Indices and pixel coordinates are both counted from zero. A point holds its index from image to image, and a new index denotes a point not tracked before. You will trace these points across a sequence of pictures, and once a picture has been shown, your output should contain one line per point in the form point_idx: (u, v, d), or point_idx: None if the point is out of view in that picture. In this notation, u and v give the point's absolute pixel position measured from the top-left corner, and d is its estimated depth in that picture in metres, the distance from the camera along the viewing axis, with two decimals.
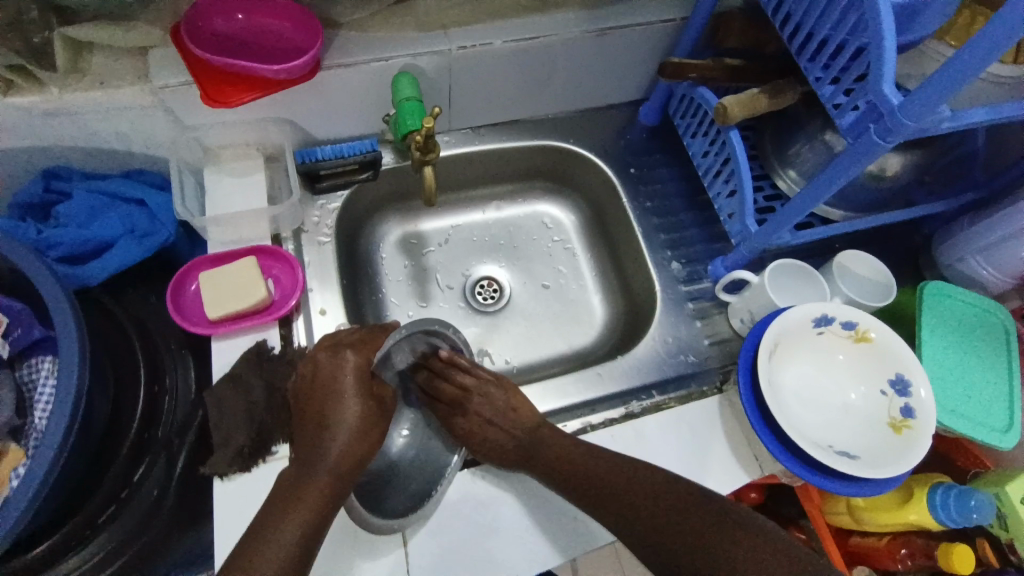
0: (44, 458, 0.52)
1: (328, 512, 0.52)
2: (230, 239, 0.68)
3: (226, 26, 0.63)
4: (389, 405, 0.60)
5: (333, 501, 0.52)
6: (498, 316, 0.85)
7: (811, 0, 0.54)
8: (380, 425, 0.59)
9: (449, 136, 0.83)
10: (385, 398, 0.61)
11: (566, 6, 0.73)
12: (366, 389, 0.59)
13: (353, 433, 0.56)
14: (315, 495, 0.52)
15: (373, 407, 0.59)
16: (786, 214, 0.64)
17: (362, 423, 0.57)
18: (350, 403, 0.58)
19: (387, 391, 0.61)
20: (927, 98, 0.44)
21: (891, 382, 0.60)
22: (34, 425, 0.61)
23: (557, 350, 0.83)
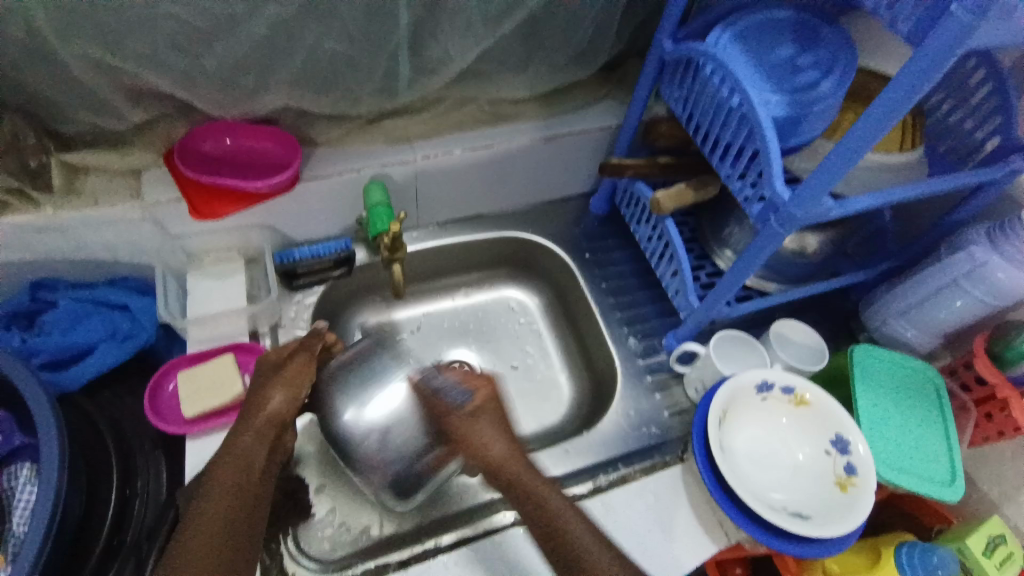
0: (25, 560, 0.54)
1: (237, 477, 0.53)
2: (209, 337, 0.72)
3: (215, 147, 0.70)
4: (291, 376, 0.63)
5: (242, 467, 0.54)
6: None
7: (713, 114, 0.65)
8: (276, 397, 0.61)
9: (417, 232, 0.91)
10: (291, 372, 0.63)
11: (518, 119, 0.84)
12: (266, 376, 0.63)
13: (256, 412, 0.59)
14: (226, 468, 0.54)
15: (289, 371, 0.63)
16: (721, 289, 0.72)
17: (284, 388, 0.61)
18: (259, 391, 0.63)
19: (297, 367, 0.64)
20: (810, 192, 0.53)
21: (833, 441, 0.65)
22: (12, 532, 0.62)
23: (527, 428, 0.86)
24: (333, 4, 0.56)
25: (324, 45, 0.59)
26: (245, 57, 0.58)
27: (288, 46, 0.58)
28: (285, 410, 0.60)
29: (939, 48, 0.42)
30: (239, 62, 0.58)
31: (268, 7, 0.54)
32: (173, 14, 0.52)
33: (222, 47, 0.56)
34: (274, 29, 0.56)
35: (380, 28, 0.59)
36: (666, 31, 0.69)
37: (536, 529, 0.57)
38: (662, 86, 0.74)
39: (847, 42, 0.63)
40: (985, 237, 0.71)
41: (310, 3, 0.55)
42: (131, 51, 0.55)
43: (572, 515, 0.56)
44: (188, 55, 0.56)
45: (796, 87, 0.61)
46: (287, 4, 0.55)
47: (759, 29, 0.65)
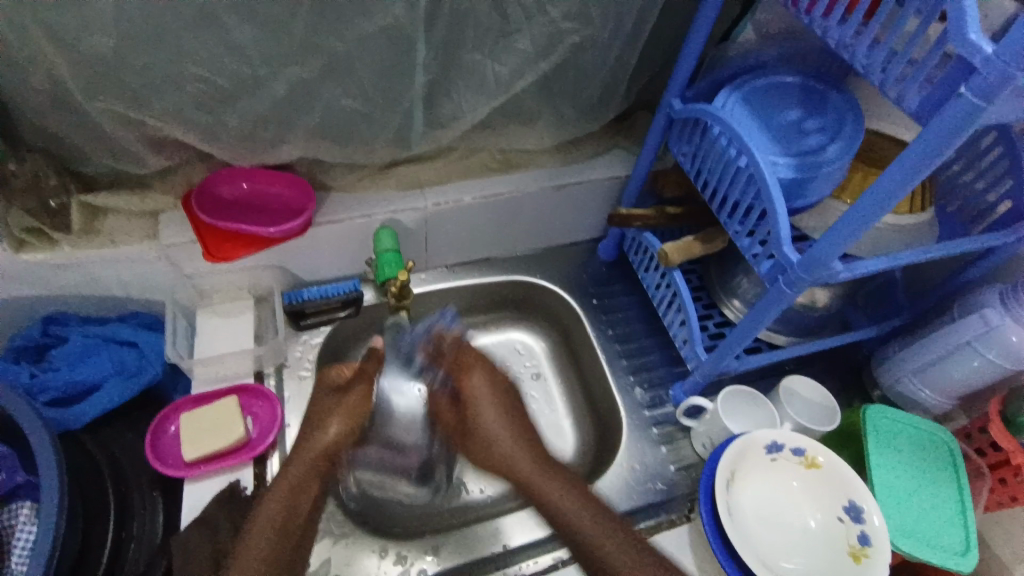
0: None
1: (286, 524, 0.61)
2: (214, 377, 0.72)
3: (232, 192, 0.72)
4: (348, 405, 0.69)
5: (288, 518, 0.61)
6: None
7: (721, 172, 0.66)
8: (319, 433, 0.67)
9: (426, 273, 0.91)
10: (350, 397, 0.69)
11: (528, 168, 0.85)
12: (319, 417, 0.68)
13: (304, 453, 0.65)
14: (268, 524, 0.60)
15: (336, 409, 0.68)
16: (729, 343, 0.71)
17: (352, 404, 0.69)
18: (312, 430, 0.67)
19: (355, 394, 0.70)
20: (817, 256, 0.53)
21: (846, 507, 0.63)
22: (8, 570, 0.61)
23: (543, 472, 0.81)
24: (352, 66, 0.58)
25: (342, 101, 0.61)
26: (265, 113, 0.60)
27: (307, 103, 0.60)
28: (335, 444, 0.67)
29: (944, 129, 0.42)
30: (259, 117, 0.60)
31: (290, 67, 0.56)
32: (198, 74, 0.54)
33: (243, 104, 0.58)
34: (294, 87, 0.58)
35: (397, 88, 0.61)
36: (675, 90, 0.71)
37: (550, 523, 0.67)
38: (670, 141, 0.75)
39: (854, 106, 0.64)
40: (999, 300, 0.70)
41: (331, 64, 0.57)
42: (157, 106, 0.57)
43: (592, 519, 0.65)
44: (210, 111, 0.58)
45: (803, 150, 0.62)
46: (308, 65, 0.57)
47: (765, 92, 0.66)
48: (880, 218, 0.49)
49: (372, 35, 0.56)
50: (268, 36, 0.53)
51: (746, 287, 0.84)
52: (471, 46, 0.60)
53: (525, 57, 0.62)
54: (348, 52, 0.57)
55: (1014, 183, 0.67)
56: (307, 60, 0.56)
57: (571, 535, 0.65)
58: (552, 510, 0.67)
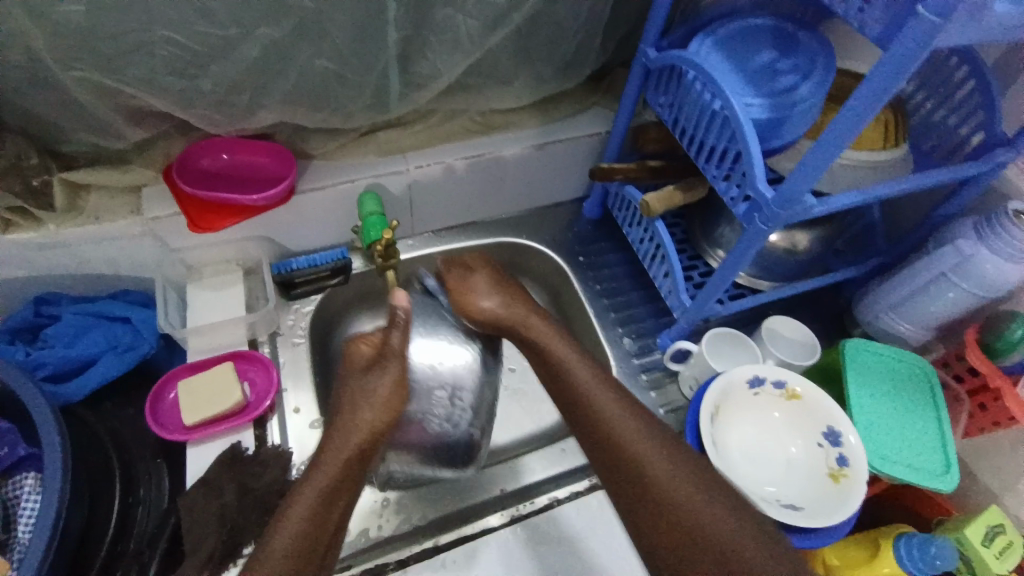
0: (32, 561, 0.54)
1: (318, 521, 0.54)
2: (210, 347, 0.73)
3: (212, 162, 0.72)
4: (382, 384, 0.64)
5: (320, 511, 0.55)
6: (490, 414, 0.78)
7: (697, 118, 0.67)
8: (363, 411, 0.62)
9: (413, 239, 0.92)
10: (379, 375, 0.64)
11: (509, 128, 0.86)
12: (355, 393, 0.63)
13: (357, 432, 0.60)
14: (305, 504, 0.55)
15: (378, 387, 0.63)
16: (711, 288, 0.73)
17: (384, 391, 0.63)
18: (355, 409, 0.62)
19: (390, 368, 0.65)
20: (790, 191, 0.55)
21: (825, 433, 0.66)
22: (19, 538, 0.63)
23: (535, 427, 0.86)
24: (323, 26, 0.58)
25: (316, 64, 0.61)
26: (239, 80, 0.60)
27: (281, 66, 0.60)
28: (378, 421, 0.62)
29: (906, 51, 0.43)
30: (234, 84, 0.60)
31: (260, 29, 0.56)
32: (168, 39, 0.54)
33: (217, 71, 0.58)
34: (267, 52, 0.58)
35: (369, 48, 0.61)
36: (649, 40, 0.71)
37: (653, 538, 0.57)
38: (646, 92, 0.76)
39: (825, 47, 0.65)
40: (972, 232, 0.72)
41: (301, 25, 0.57)
42: (128, 75, 0.56)
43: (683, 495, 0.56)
44: (184, 78, 0.58)
45: (776, 91, 0.63)
46: (279, 27, 0.56)
47: (738, 35, 0.67)
48: (848, 147, 0.50)
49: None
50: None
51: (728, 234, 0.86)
52: (442, 2, 0.60)
53: (496, 10, 0.62)
54: (317, 11, 0.56)
55: (985, 115, 0.69)
56: (277, 21, 0.56)
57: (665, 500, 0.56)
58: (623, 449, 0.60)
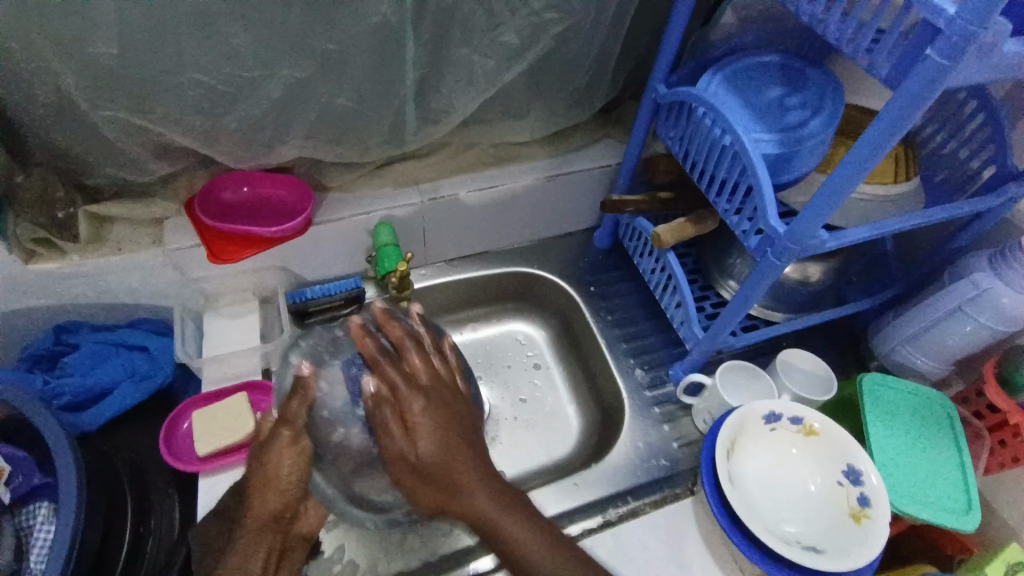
0: None
1: None
2: (225, 376, 0.74)
3: (234, 194, 0.74)
4: (294, 454, 0.61)
5: None
6: (498, 419, 0.89)
7: (708, 152, 0.68)
8: (288, 461, 0.61)
9: (425, 268, 0.95)
10: (286, 454, 0.61)
11: (521, 160, 0.87)
12: (263, 461, 0.61)
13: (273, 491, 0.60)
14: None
15: (282, 460, 0.61)
16: (725, 320, 0.73)
17: (290, 463, 0.61)
18: (275, 467, 0.61)
19: (292, 440, 0.61)
20: (804, 225, 0.55)
21: (844, 471, 0.65)
22: (29, 570, 0.63)
23: (535, 462, 0.86)
24: (345, 64, 0.59)
25: (336, 100, 0.63)
26: (262, 117, 0.62)
27: (303, 104, 0.62)
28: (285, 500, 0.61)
29: (914, 90, 0.43)
30: (257, 121, 0.62)
31: (284, 68, 0.58)
32: (196, 78, 0.56)
33: (242, 107, 0.60)
34: (290, 89, 0.60)
35: (388, 84, 0.63)
36: (659, 75, 0.72)
37: None
38: (657, 126, 0.77)
39: (834, 82, 0.66)
40: (988, 265, 0.71)
41: (323, 64, 0.59)
42: (158, 112, 0.58)
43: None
44: (211, 114, 0.60)
45: (787, 126, 0.63)
46: (302, 66, 0.58)
47: (747, 72, 0.68)
48: (860, 184, 0.50)
49: (362, 35, 0.57)
50: (260, 41, 0.55)
51: (740, 265, 0.87)
52: (459, 42, 0.62)
53: (510, 49, 0.63)
54: (339, 50, 0.58)
55: (996, 149, 0.69)
56: (301, 60, 0.58)
57: (500, 544, 0.55)
58: (503, 544, 0.55)
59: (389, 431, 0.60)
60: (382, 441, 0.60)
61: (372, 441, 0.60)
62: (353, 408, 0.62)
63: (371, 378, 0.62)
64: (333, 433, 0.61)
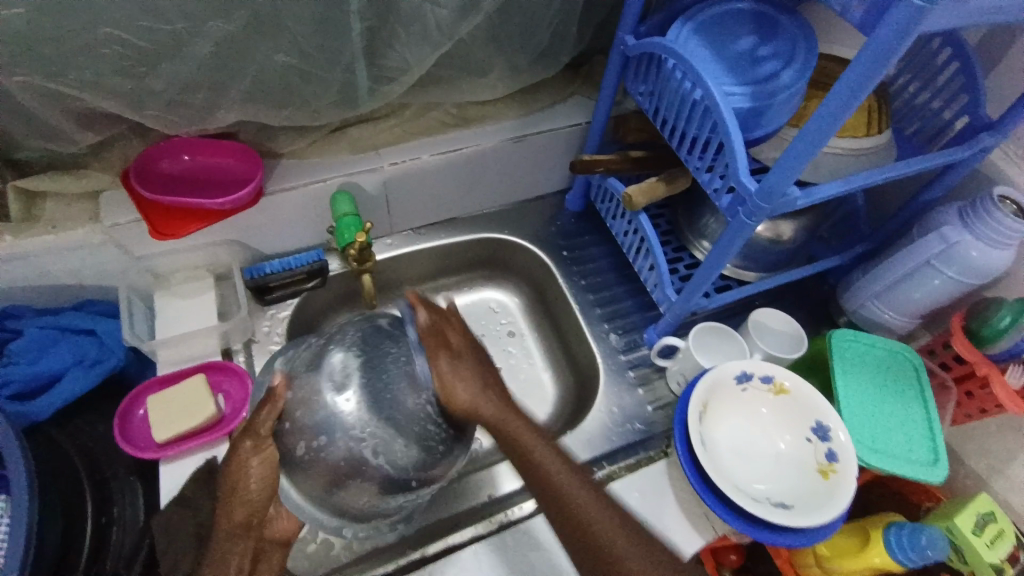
0: None
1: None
2: (181, 359, 0.70)
3: (174, 164, 0.68)
4: (268, 463, 0.58)
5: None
6: None
7: (678, 108, 0.65)
8: (257, 475, 0.58)
9: (392, 238, 0.91)
10: (255, 461, 0.58)
11: (485, 122, 0.83)
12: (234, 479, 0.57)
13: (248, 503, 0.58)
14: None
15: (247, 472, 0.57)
16: (697, 282, 0.72)
17: (258, 476, 0.58)
18: (250, 481, 0.58)
19: (262, 452, 0.58)
20: (776, 181, 0.53)
21: (813, 428, 0.65)
22: None
23: None
24: (281, 18, 0.53)
25: (274, 59, 0.57)
26: (192, 79, 0.56)
27: (238, 64, 0.56)
28: (257, 506, 0.58)
29: (890, 36, 0.41)
30: (186, 84, 0.56)
31: (211, 24, 0.51)
32: (111, 37, 0.50)
33: (170, 69, 0.54)
34: (221, 48, 0.54)
35: (331, 39, 0.57)
36: (628, 24, 0.68)
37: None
38: (626, 81, 0.74)
39: (807, 28, 0.62)
40: (958, 218, 0.71)
41: (256, 17, 0.52)
42: (73, 79, 0.52)
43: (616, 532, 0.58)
44: (134, 78, 0.54)
45: (758, 78, 0.60)
46: (231, 21, 0.52)
47: (719, 20, 0.64)
48: (831, 139, 0.48)
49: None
50: None
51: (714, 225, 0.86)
52: None
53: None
54: (271, 2, 0.52)
55: (969, 99, 0.67)
56: (230, 15, 0.51)
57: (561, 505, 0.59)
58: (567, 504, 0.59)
59: (394, 417, 0.56)
60: (379, 449, 0.56)
61: (352, 452, 0.56)
62: (324, 419, 0.56)
63: (345, 368, 0.58)
64: (301, 446, 0.56)
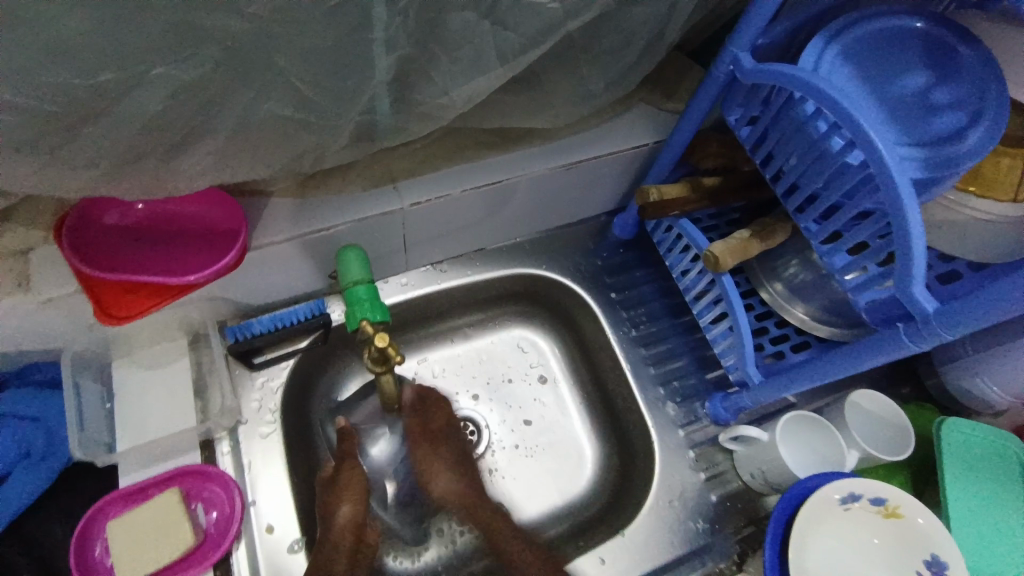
0: None
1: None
2: (152, 455, 0.56)
3: (124, 217, 0.51)
4: (353, 474, 0.59)
5: None
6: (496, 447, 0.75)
7: (809, 164, 0.48)
8: (355, 480, 0.59)
9: (407, 277, 0.76)
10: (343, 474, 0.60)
11: (531, 142, 0.65)
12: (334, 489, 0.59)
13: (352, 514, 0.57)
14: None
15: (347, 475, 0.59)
16: (799, 374, 0.58)
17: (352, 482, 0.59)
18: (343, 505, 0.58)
19: (355, 469, 0.60)
20: (967, 308, 0.39)
21: (926, 562, 0.54)
22: None
23: (543, 505, 0.72)
24: (270, 55, 0.35)
25: (259, 109, 0.38)
26: (132, 144, 0.37)
27: (205, 121, 0.38)
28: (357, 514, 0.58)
29: None
30: (127, 151, 0.37)
31: (157, 68, 0.33)
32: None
33: (102, 130, 0.36)
34: (179, 103, 0.36)
35: (349, 78, 0.39)
36: (744, 40, 0.50)
37: None
38: (726, 108, 0.56)
39: (998, 69, 0.45)
40: None
41: (234, 53, 0.34)
42: None
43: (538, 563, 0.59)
44: (46, 149, 0.36)
45: (934, 137, 0.44)
46: (194, 64, 0.34)
47: (874, 46, 0.47)
48: None
49: (296, 6, 0.32)
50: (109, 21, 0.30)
51: (795, 268, 0.68)
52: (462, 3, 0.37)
53: (547, 19, 0.39)
54: (255, 33, 0.33)
55: None
56: (191, 56, 0.33)
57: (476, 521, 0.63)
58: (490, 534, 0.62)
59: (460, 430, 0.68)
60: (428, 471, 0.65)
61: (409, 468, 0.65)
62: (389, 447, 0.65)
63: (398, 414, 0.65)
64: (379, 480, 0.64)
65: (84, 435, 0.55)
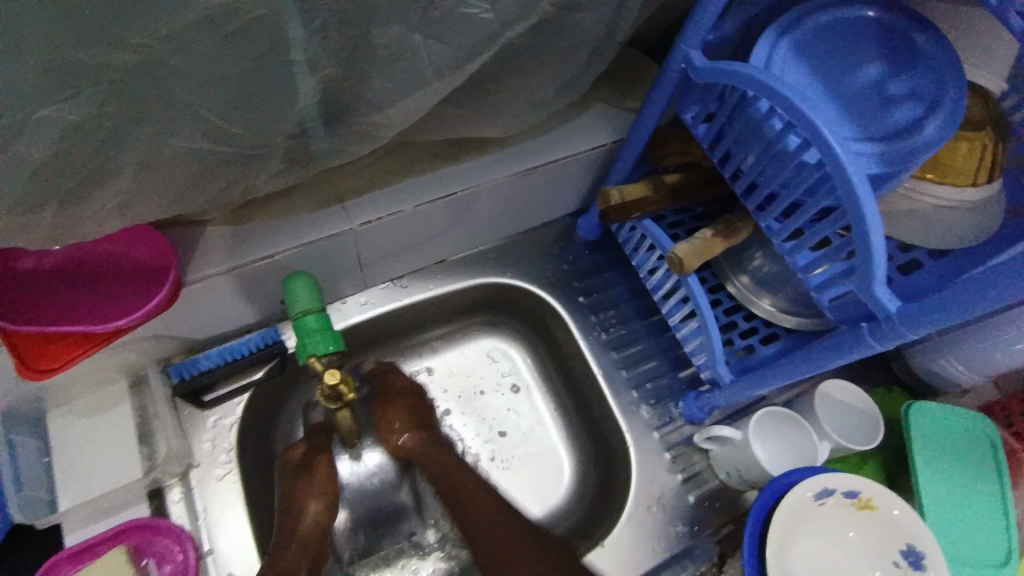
0: None
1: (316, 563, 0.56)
2: (98, 511, 0.54)
3: (40, 261, 0.47)
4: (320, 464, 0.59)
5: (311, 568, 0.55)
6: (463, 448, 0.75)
7: (767, 163, 0.47)
8: (322, 462, 0.60)
9: (366, 296, 0.73)
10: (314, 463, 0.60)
11: (484, 149, 0.62)
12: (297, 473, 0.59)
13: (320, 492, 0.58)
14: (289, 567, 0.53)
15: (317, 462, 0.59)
16: (769, 374, 0.57)
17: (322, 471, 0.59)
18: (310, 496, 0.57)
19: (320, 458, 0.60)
20: (927, 310, 0.38)
21: (903, 552, 0.54)
22: None
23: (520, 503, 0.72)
24: (169, 87, 0.32)
25: (165, 143, 0.36)
26: (22, 193, 0.34)
27: (104, 160, 0.35)
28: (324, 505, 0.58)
29: None
30: (20, 202, 0.34)
31: (39, 111, 0.31)
32: None
33: None
34: (71, 145, 0.33)
35: (264, 102, 0.36)
36: (695, 38, 0.48)
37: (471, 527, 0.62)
38: (681, 106, 0.54)
39: (952, 55, 0.45)
40: None
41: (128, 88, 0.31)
42: None
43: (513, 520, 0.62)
44: None
45: (891, 130, 0.43)
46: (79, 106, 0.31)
47: (827, 39, 0.46)
48: None
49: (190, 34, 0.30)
50: None
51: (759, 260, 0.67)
52: (387, 16, 0.35)
53: (480, 29, 0.37)
54: (146, 66, 0.31)
55: None
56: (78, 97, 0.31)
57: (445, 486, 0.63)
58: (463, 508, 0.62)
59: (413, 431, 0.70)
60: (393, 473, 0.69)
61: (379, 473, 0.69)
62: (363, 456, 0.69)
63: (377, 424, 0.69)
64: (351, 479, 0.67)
65: (23, 495, 0.51)
